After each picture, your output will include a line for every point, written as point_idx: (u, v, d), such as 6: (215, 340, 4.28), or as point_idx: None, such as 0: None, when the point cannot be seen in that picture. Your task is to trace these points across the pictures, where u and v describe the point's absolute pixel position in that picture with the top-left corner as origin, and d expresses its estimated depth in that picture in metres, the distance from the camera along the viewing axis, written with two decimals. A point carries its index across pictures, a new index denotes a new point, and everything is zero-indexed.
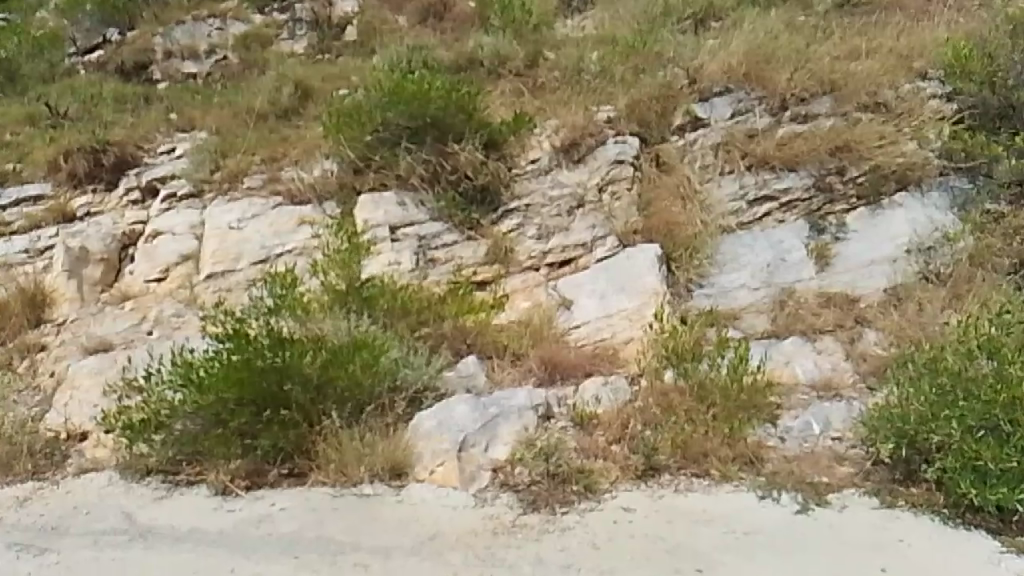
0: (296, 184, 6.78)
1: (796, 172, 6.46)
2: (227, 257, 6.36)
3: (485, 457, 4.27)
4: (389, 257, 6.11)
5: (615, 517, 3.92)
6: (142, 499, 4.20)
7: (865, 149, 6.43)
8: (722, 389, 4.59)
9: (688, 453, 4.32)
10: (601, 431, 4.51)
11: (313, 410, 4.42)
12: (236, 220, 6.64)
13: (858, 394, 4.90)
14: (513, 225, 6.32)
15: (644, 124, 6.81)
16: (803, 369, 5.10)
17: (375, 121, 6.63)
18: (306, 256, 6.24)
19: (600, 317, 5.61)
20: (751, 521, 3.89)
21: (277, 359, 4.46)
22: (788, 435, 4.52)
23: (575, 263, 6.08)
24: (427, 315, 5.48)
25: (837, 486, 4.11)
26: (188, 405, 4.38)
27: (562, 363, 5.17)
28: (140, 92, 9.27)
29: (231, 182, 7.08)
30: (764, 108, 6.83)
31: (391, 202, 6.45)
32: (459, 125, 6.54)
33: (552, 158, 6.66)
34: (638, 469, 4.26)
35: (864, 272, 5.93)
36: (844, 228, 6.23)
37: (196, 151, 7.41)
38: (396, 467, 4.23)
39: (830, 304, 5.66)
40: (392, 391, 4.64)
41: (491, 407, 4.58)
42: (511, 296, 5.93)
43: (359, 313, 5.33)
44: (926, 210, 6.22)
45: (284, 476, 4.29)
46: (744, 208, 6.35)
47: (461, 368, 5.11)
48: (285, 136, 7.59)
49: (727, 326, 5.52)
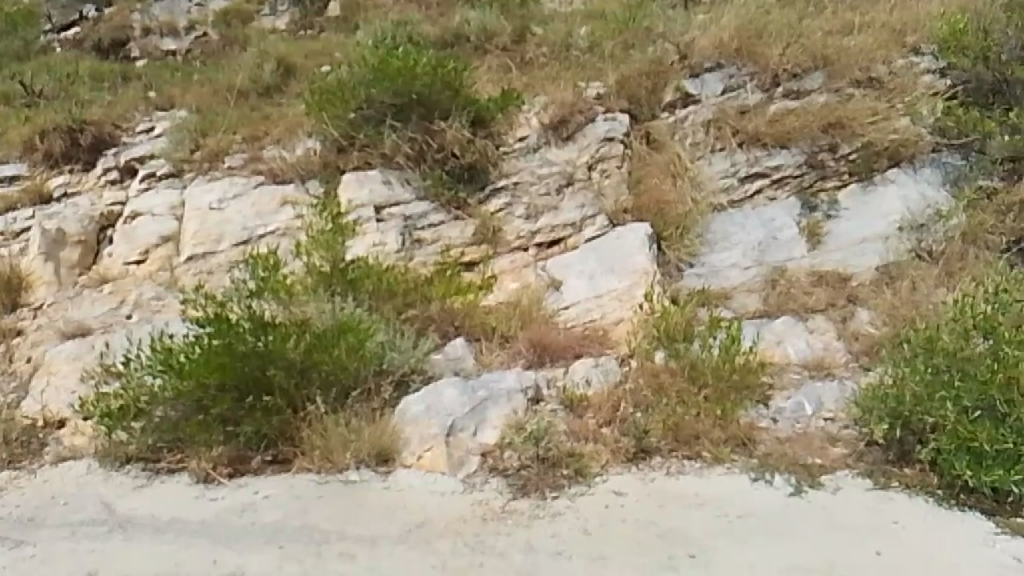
0: (279, 163, 6.62)
1: (788, 149, 6.35)
2: (208, 239, 6.21)
3: (474, 441, 4.18)
4: (374, 237, 5.99)
5: (607, 501, 3.85)
6: (121, 488, 4.10)
7: (858, 125, 6.33)
8: (714, 370, 4.51)
9: (680, 436, 4.25)
10: (591, 413, 4.43)
11: (297, 395, 4.32)
12: (217, 200, 6.48)
13: (851, 373, 4.84)
14: (500, 204, 6.21)
15: (634, 100, 6.69)
16: (795, 349, 5.03)
17: (359, 97, 6.48)
18: (289, 237, 6.11)
19: (589, 297, 5.52)
20: (744, 505, 3.82)
21: (260, 344, 4.34)
22: (780, 416, 4.46)
23: (564, 243, 5.97)
24: (413, 296, 5.37)
25: (831, 468, 4.05)
26: (168, 391, 4.27)
27: (551, 345, 5.08)
28: (117, 70, 9.05)
29: (212, 162, 6.91)
30: (755, 84, 6.72)
31: (375, 181, 6.31)
32: (445, 102, 6.41)
33: (540, 136, 6.53)
34: (629, 452, 4.18)
35: (856, 249, 5.85)
36: (836, 206, 6.15)
37: (175, 130, 7.23)
38: (383, 452, 4.14)
39: (822, 282, 5.58)
40: (377, 375, 4.54)
41: (479, 391, 4.49)
42: (499, 277, 5.82)
43: (344, 296, 5.21)
44: (919, 187, 6.15)
45: (268, 463, 4.20)
46: (735, 185, 6.26)
47: (449, 351, 5.02)
48: (267, 114, 7.41)
49: (719, 306, 5.44)
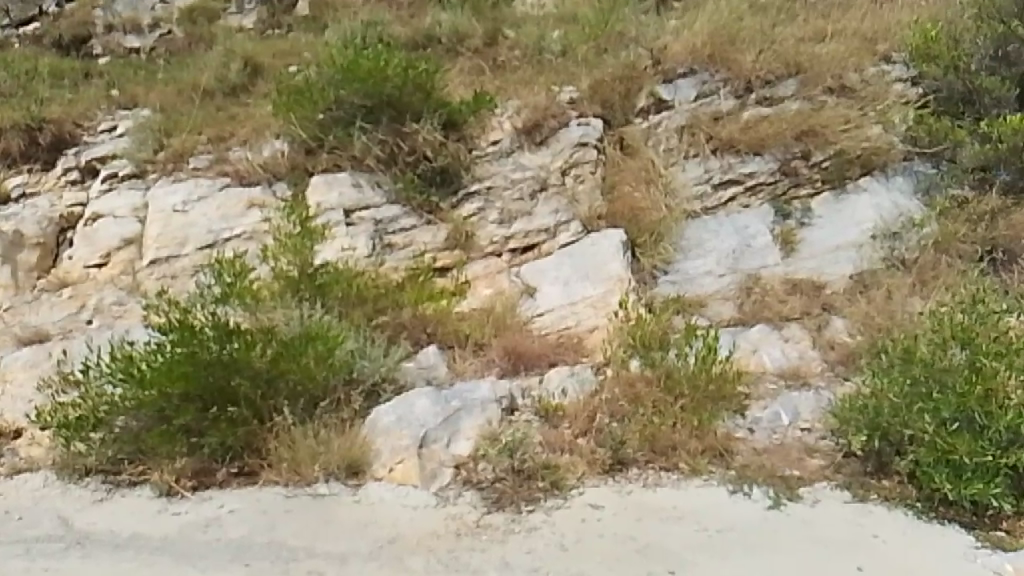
0: (245, 164, 6.45)
1: (761, 156, 6.33)
2: (172, 242, 6.03)
3: (447, 453, 4.08)
4: (343, 242, 5.85)
5: (584, 515, 3.77)
6: (79, 502, 3.92)
7: (831, 133, 6.34)
8: (690, 380, 4.46)
9: (657, 446, 4.19)
10: (566, 423, 4.35)
11: (264, 405, 4.17)
12: (182, 202, 6.30)
13: (826, 383, 4.83)
14: (473, 209, 6.11)
15: (608, 105, 6.63)
16: (771, 358, 5.01)
17: (328, 98, 6.34)
18: (256, 241, 5.95)
19: (564, 305, 5.44)
20: (723, 518, 3.77)
21: (224, 352, 4.19)
22: (757, 426, 4.43)
23: (538, 249, 5.90)
24: (384, 303, 5.25)
25: (809, 479, 4.04)
26: (130, 401, 4.10)
27: (526, 353, 5.00)
28: (78, 67, 8.79)
29: (176, 162, 6.72)
30: (728, 90, 6.69)
31: (345, 184, 6.17)
32: (417, 104, 6.28)
33: (513, 140, 6.44)
34: (606, 463, 4.11)
35: (830, 257, 5.86)
36: (809, 214, 6.15)
37: (138, 130, 7.02)
38: (353, 465, 4.02)
39: (797, 291, 5.57)
40: (347, 385, 4.41)
41: (452, 401, 4.39)
42: (473, 283, 5.73)
43: (313, 302, 5.07)
44: (891, 196, 6.18)
45: (234, 475, 4.05)
46: (709, 192, 6.22)
47: (421, 359, 4.91)
48: (233, 114, 7.23)
49: (694, 314, 5.40)
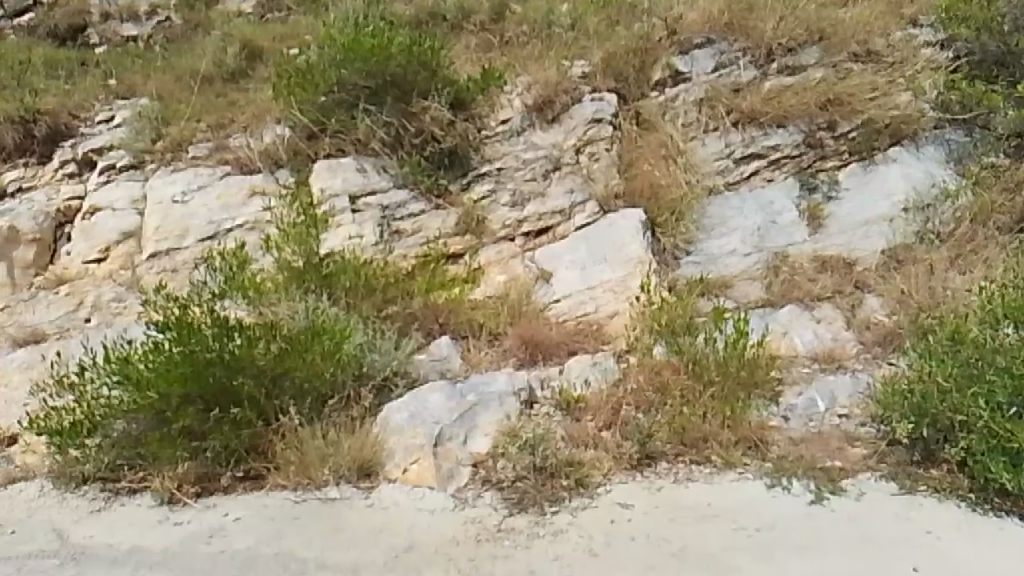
0: (246, 151, 6.19)
1: (785, 128, 6.03)
2: (171, 234, 5.79)
3: (464, 451, 3.85)
4: (349, 229, 5.60)
5: (613, 515, 3.53)
6: (77, 512, 3.71)
7: (857, 102, 6.03)
8: (720, 366, 4.21)
9: (687, 438, 3.93)
10: (589, 416, 4.11)
11: (269, 405, 3.94)
12: (181, 192, 6.05)
13: (863, 365, 4.57)
14: (484, 191, 5.84)
15: (621, 79, 6.33)
16: (803, 340, 4.75)
17: (329, 80, 6.05)
18: (258, 231, 5.71)
19: (582, 290, 5.18)
20: (762, 515, 3.53)
21: (225, 350, 3.95)
22: (792, 413, 4.19)
23: (553, 232, 5.63)
24: (393, 292, 5.01)
25: (852, 471, 3.78)
26: (127, 404, 3.87)
27: (543, 342, 4.76)
28: (74, 58, 8.53)
29: (174, 151, 6.46)
30: (748, 60, 6.37)
31: (349, 169, 5.91)
32: (422, 83, 5.99)
33: (524, 118, 6.14)
34: (633, 458, 3.86)
35: (860, 232, 5.56)
36: (836, 187, 5.85)
37: (135, 119, 6.77)
38: (365, 465, 3.79)
39: (826, 269, 5.29)
40: (357, 381, 4.17)
41: (468, 395, 4.17)
42: (486, 269, 5.46)
43: (319, 293, 4.83)
44: (922, 165, 5.87)
45: (240, 479, 3.83)
46: (730, 167, 5.94)
47: (433, 351, 4.67)
48: (233, 100, 6.97)
49: (720, 296, 5.13)
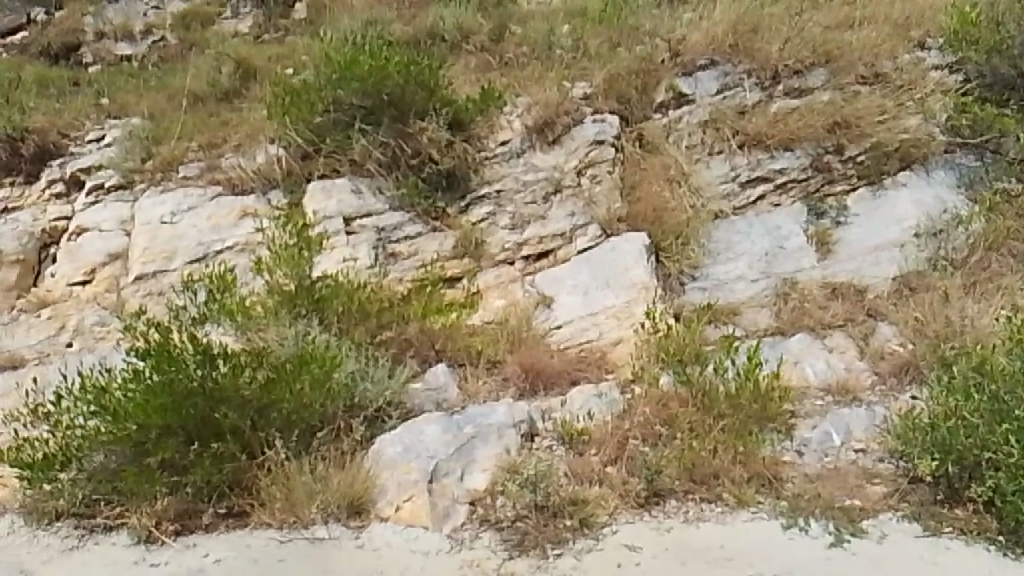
0: (238, 171, 6.01)
1: (792, 151, 5.88)
2: (159, 255, 5.60)
3: (460, 487, 3.64)
4: (343, 252, 5.42)
5: (619, 558, 3.32)
6: (48, 552, 3.49)
7: (865, 125, 5.89)
8: (731, 399, 4.02)
9: (696, 475, 3.73)
10: (593, 450, 3.90)
11: (253, 438, 3.71)
12: (169, 213, 5.86)
13: (879, 398, 4.36)
14: (483, 214, 5.66)
15: (623, 101, 6.17)
16: (814, 370, 4.55)
17: (325, 100, 5.89)
18: (249, 253, 5.51)
19: (584, 316, 4.99)
20: (778, 559, 3.31)
21: (207, 379, 3.74)
22: (806, 448, 3.98)
23: (554, 256, 5.45)
24: (388, 318, 4.80)
25: (871, 510, 3.58)
26: (103, 435, 3.64)
27: (544, 371, 4.57)
28: (66, 76, 8.38)
29: (165, 171, 6.28)
30: (753, 82, 6.23)
31: (344, 190, 5.72)
32: (420, 103, 5.82)
33: (524, 140, 5.97)
34: (640, 496, 3.65)
35: (870, 258, 5.39)
36: (845, 212, 5.70)
37: (125, 138, 6.59)
38: (355, 502, 3.56)
39: (837, 296, 5.11)
40: (348, 412, 3.96)
41: (465, 427, 3.96)
42: (484, 294, 5.27)
43: (310, 318, 4.63)
44: (933, 191, 5.71)
45: (222, 517, 3.60)
46: (736, 190, 5.78)
47: (429, 379, 4.47)
48: (226, 119, 6.80)
49: (728, 324, 4.94)
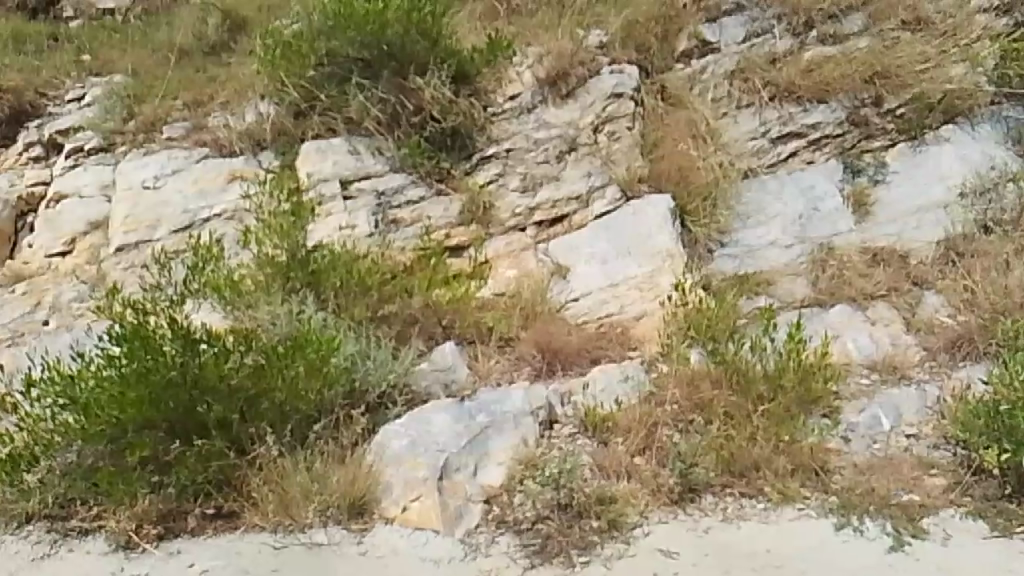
0: (225, 131, 5.55)
1: (827, 104, 5.40)
2: (141, 224, 5.17)
3: (473, 484, 3.28)
4: (340, 219, 4.98)
5: (654, 566, 2.98)
6: (15, 561, 3.12)
7: (907, 75, 5.40)
8: (774, 380, 3.65)
9: (735, 467, 3.38)
10: (619, 439, 3.54)
11: (242, 432, 3.34)
12: (152, 176, 5.41)
13: (929, 376, 3.98)
14: (491, 176, 5.20)
15: (642, 50, 5.67)
16: (857, 345, 4.16)
17: (318, 51, 5.40)
18: (238, 221, 5.09)
19: (604, 287, 4.60)
20: (833, 567, 2.97)
21: (189, 367, 3.34)
22: (854, 434, 3.62)
23: (569, 221, 5.02)
24: (391, 291, 4.38)
25: (932, 506, 3.23)
26: (74, 431, 3.25)
27: (561, 350, 4.19)
28: (45, 30, 7.83)
29: (148, 131, 5.81)
30: (784, 28, 5.70)
31: (340, 150, 5.26)
32: (421, 55, 5.31)
33: (535, 93, 5.45)
34: (674, 492, 3.30)
35: (913, 221, 4.98)
36: (884, 170, 5.26)
37: (106, 97, 6.11)
38: (356, 502, 3.20)
39: (878, 263, 4.71)
40: (347, 400, 3.57)
41: (478, 416, 3.59)
42: (493, 263, 4.85)
43: (305, 295, 4.23)
44: (979, 146, 5.27)
45: (210, 518, 3.25)
46: (766, 147, 5.32)
47: (436, 359, 4.08)
48: (213, 75, 6.31)
49: (761, 295, 4.53)
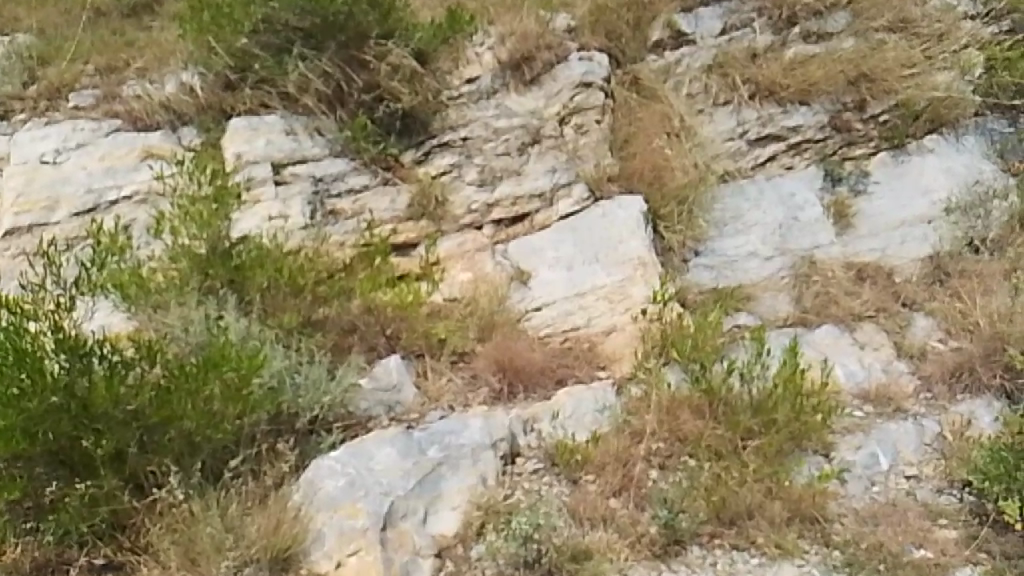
0: (140, 101, 4.81)
1: (809, 106, 5.03)
2: (35, 205, 4.43)
3: (422, 535, 2.80)
4: (271, 208, 4.36)
5: None
6: None
7: (893, 80, 5.06)
8: (767, 414, 3.22)
9: (726, 515, 2.93)
10: (592, 479, 3.07)
11: (141, 467, 2.76)
12: (53, 150, 4.67)
13: (925, 409, 3.62)
14: (445, 165, 4.63)
15: (614, 37, 5.16)
16: (848, 371, 3.77)
17: (253, 16, 4.75)
18: (152, 206, 4.43)
19: (568, 296, 4.12)
20: None
21: (76, 388, 2.69)
22: (852, 475, 3.22)
23: (530, 220, 4.51)
24: (327, 292, 3.79)
25: (947, 565, 2.86)
26: None
27: (524, 368, 3.69)
28: None
29: (51, 98, 5.03)
30: (764, 22, 5.30)
31: (275, 130, 4.62)
32: (371, 28, 4.73)
33: (496, 77, 4.91)
34: (656, 544, 2.85)
35: (898, 235, 4.64)
36: (866, 179, 4.91)
37: (4, 57, 5.31)
38: (279, 556, 2.67)
39: (864, 280, 4.34)
40: (271, 428, 3.01)
41: (429, 449, 3.07)
42: (445, 265, 4.30)
43: (225, 298, 3.62)
44: (963, 159, 4.98)
45: (98, 570, 2.71)
46: (744, 149, 4.92)
47: (378, 376, 3.54)
48: (132, 39, 5.56)
49: (741, 312, 4.13)
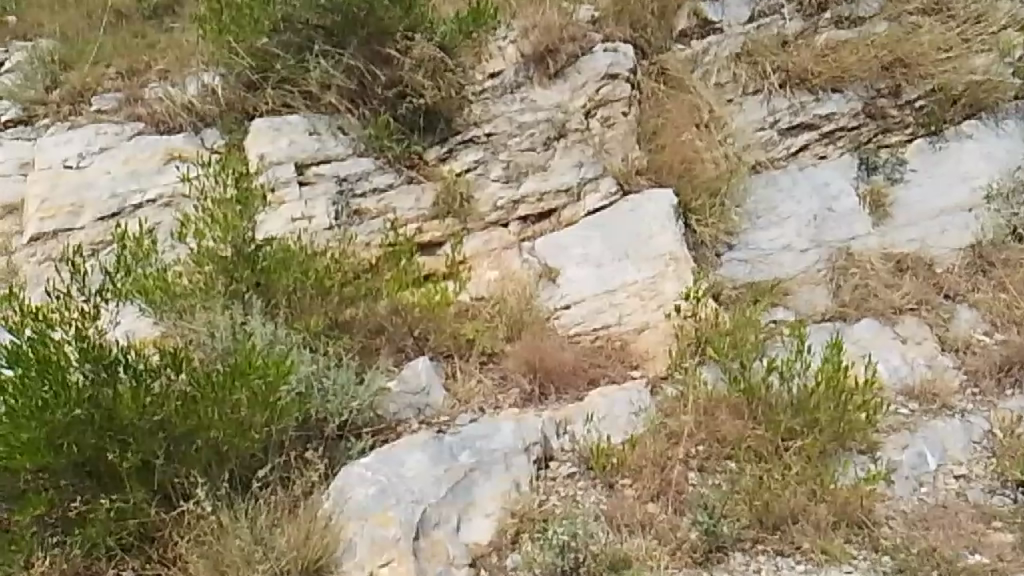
0: (163, 104, 4.77)
1: (842, 93, 4.87)
2: (59, 210, 4.40)
3: (455, 543, 2.73)
4: (295, 209, 4.30)
5: None
6: None
7: (929, 64, 4.88)
8: (809, 413, 3.10)
9: (769, 520, 2.84)
10: (629, 483, 2.99)
11: (169, 478, 2.71)
12: (77, 155, 4.64)
13: (972, 405, 3.49)
14: (470, 162, 4.54)
15: (639, 27, 5.05)
16: (890, 367, 3.65)
17: (273, 15, 4.66)
18: (176, 209, 4.40)
19: (599, 294, 4.03)
20: None
21: (101, 399, 2.65)
22: (898, 475, 3.09)
23: (557, 216, 4.42)
24: (354, 292, 3.72)
25: (1007, 570, 2.73)
26: None
27: (555, 368, 3.61)
28: None
29: (74, 103, 5.02)
30: (793, 8, 5.16)
31: (297, 130, 4.56)
32: (392, 23, 4.64)
33: (520, 70, 4.81)
34: (697, 551, 2.75)
35: (937, 224, 4.49)
36: (902, 167, 4.74)
37: (27, 62, 5.29)
38: (311, 567, 2.59)
39: (904, 272, 4.20)
40: (300, 435, 2.97)
41: (460, 455, 3.01)
42: (471, 263, 4.22)
43: (250, 301, 3.56)
44: (1003, 144, 4.81)
45: None
46: (775, 139, 4.80)
47: (407, 378, 3.47)
48: (153, 42, 5.53)
49: (777, 307, 4.01)
